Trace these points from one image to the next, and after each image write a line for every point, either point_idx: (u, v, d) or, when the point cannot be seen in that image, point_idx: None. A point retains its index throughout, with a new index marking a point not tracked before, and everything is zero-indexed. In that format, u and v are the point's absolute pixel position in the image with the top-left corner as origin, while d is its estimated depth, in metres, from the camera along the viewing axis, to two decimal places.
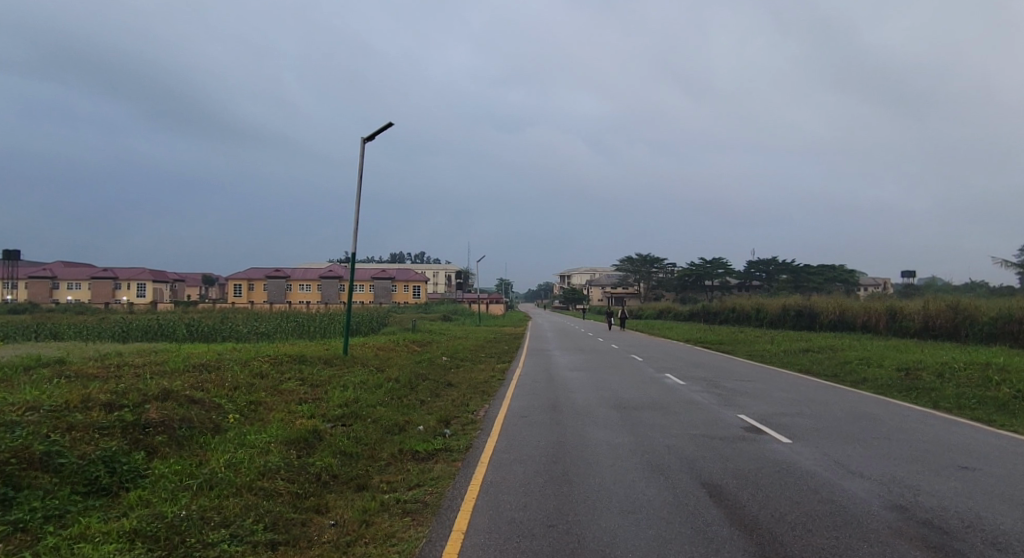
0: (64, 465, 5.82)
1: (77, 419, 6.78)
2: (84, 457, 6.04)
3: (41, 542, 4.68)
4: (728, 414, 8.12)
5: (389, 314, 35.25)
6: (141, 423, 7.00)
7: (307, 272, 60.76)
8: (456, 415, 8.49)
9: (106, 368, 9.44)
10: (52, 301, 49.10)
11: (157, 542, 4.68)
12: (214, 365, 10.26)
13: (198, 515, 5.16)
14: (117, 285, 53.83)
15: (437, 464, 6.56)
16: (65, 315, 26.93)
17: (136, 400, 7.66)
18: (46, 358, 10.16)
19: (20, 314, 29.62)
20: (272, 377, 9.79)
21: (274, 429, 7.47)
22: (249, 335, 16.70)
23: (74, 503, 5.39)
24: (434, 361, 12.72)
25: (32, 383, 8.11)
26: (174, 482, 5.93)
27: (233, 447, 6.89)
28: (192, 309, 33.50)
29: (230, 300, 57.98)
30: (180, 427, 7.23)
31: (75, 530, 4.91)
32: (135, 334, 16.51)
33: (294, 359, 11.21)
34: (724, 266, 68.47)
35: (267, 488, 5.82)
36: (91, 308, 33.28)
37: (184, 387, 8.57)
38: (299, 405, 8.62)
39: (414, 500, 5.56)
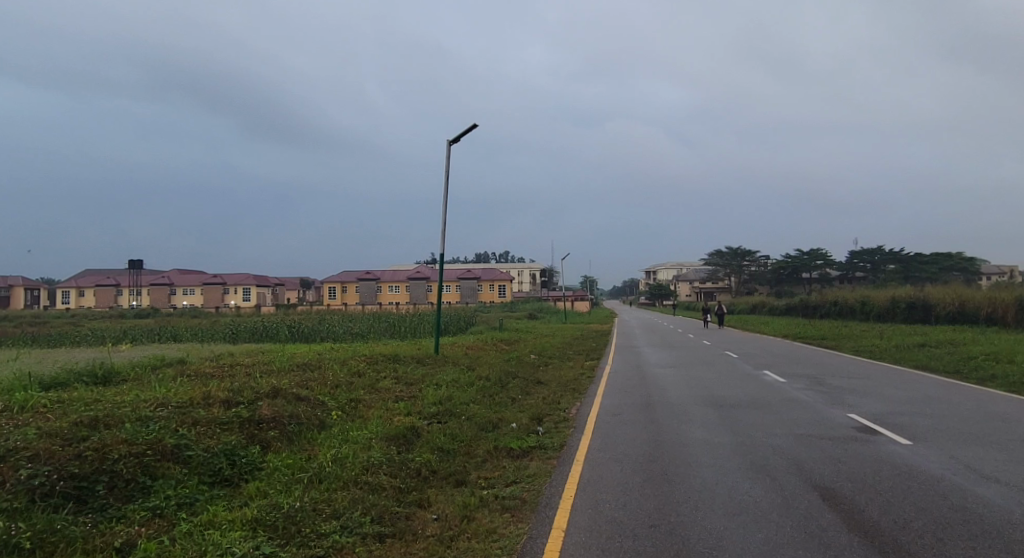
0: (192, 457, 6.32)
1: (201, 414, 7.35)
2: (208, 450, 6.53)
3: (176, 527, 5.12)
4: (837, 414, 7.67)
5: (477, 314, 35.85)
6: (255, 419, 7.48)
7: (396, 274, 63.04)
8: (549, 413, 8.52)
9: (220, 368, 10.16)
10: (170, 307, 53.64)
11: (276, 531, 5.00)
12: (316, 364, 10.82)
13: (311, 507, 5.46)
14: (225, 291, 57.79)
15: (533, 461, 6.62)
16: (187, 319, 29.20)
17: (249, 397, 8.20)
18: (169, 359, 11.07)
19: (153, 317, 32.74)
20: (369, 376, 10.20)
21: (375, 426, 7.79)
22: (345, 335, 17.49)
23: (201, 492, 5.84)
24: (522, 359, 12.83)
25: (159, 381, 8.87)
26: (287, 475, 6.31)
27: (338, 442, 7.24)
28: (297, 312, 35.45)
29: (325, 302, 60.97)
30: (289, 423, 7.68)
31: (204, 517, 5.32)
32: (243, 335, 17.68)
33: (388, 358, 11.62)
34: (823, 257, 64.89)
35: (371, 482, 6.08)
36: (209, 314, 35.71)
37: (290, 385, 9.09)
38: (396, 402, 8.93)
39: (513, 496, 5.64)
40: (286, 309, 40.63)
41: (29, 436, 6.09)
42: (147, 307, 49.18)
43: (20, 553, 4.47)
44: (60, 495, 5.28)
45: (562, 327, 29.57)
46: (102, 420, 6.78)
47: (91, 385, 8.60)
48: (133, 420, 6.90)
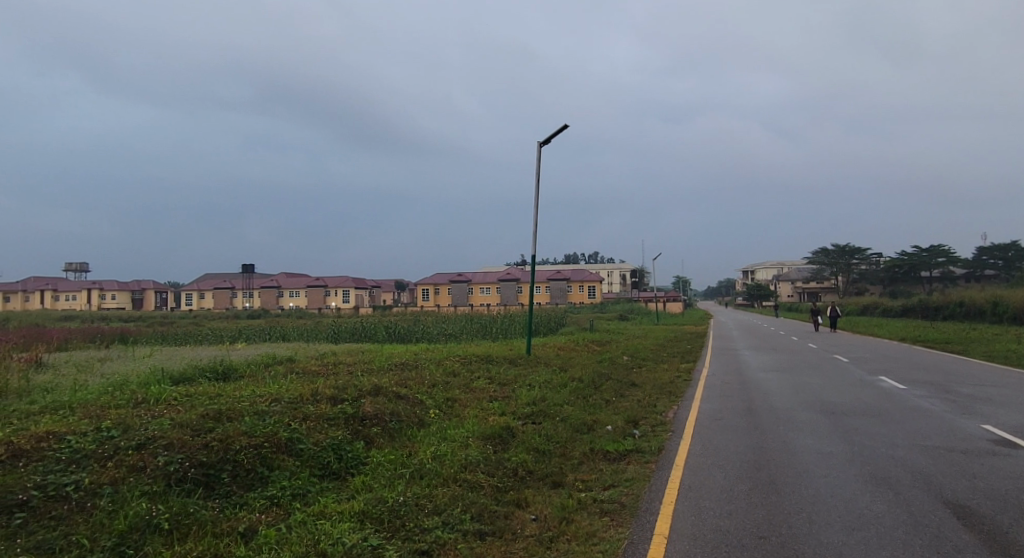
0: (303, 450, 6.70)
1: (311, 410, 7.78)
2: (318, 444, 6.89)
3: (292, 516, 5.45)
4: (968, 424, 7.02)
5: (569, 315, 35.80)
6: (359, 415, 7.82)
7: (486, 276, 64.22)
8: (644, 416, 8.36)
9: (325, 366, 10.72)
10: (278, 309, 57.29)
11: (382, 524, 5.21)
12: (413, 364, 11.17)
13: (413, 502, 5.64)
14: (328, 293, 60.90)
15: (630, 465, 6.51)
16: (296, 320, 31.10)
17: (353, 395, 8.59)
18: (279, 357, 11.82)
19: (268, 318, 35.26)
20: (463, 376, 10.41)
21: (472, 425, 7.95)
22: (439, 336, 17.95)
23: (312, 484, 6.18)
24: (615, 361, 12.65)
25: (271, 378, 9.47)
26: (391, 471, 6.55)
27: (437, 440, 7.44)
28: (397, 312, 36.89)
29: (419, 304, 62.97)
30: (390, 420, 7.95)
31: (316, 507, 5.63)
32: (345, 335, 18.58)
33: (482, 358, 11.82)
34: (944, 254, 59.73)
35: (470, 480, 6.19)
36: (317, 315, 37.75)
37: (390, 383, 9.44)
38: (490, 402, 9.06)
39: (611, 500, 5.56)
40: (386, 310, 42.57)
41: (164, 427, 6.68)
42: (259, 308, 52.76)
43: (160, 532, 4.92)
44: (191, 481, 5.76)
45: (655, 329, 28.94)
46: (225, 413, 7.32)
47: (213, 381, 9.32)
48: (251, 413, 7.41)
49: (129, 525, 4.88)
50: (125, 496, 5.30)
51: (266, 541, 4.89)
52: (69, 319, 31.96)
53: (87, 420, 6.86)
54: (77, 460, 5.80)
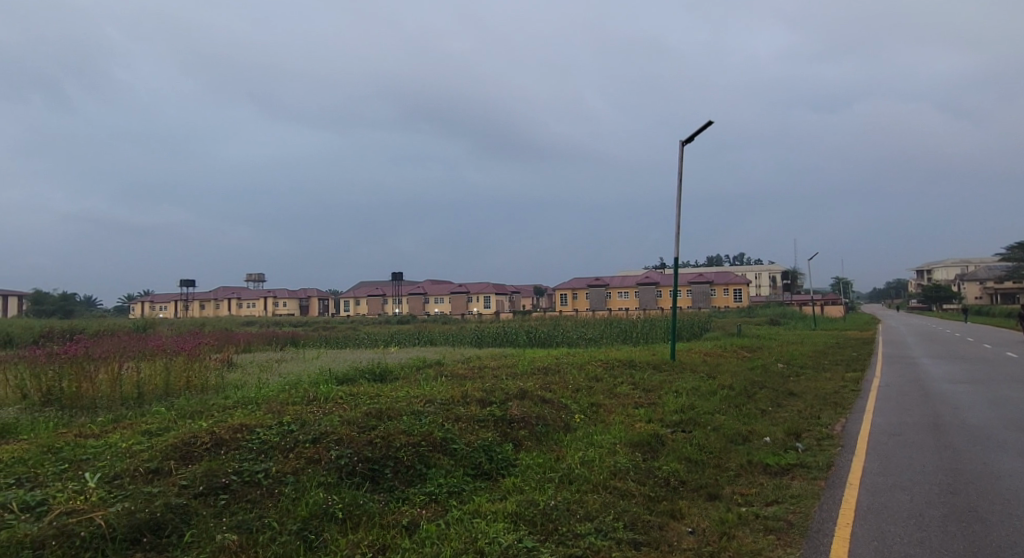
0: (457, 450, 6.97)
1: (462, 411, 8.08)
2: (470, 444, 7.13)
3: (449, 513, 5.69)
4: None
5: (715, 320, 34.24)
6: (508, 418, 7.98)
7: (624, 280, 63.37)
8: (808, 428, 7.73)
9: (472, 370, 11.10)
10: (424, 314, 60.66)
11: (536, 527, 5.27)
12: (555, 368, 11.24)
13: (565, 506, 5.66)
14: (469, 299, 63.16)
15: (795, 481, 6.03)
16: (442, 325, 32.64)
17: (501, 397, 8.81)
18: (429, 360, 12.43)
19: (420, 322, 37.59)
20: (606, 381, 10.29)
21: (618, 431, 7.82)
22: (579, 340, 17.94)
23: (466, 483, 6.42)
24: (769, 368, 11.85)
25: (423, 380, 9.97)
26: (540, 474, 6.62)
27: (584, 446, 7.40)
28: (538, 317, 37.39)
29: (557, 308, 63.54)
30: (537, 424, 8.04)
31: (471, 506, 5.83)
32: (488, 340, 19.17)
33: (625, 363, 11.61)
34: None
35: (621, 488, 6.08)
36: (463, 320, 39.33)
37: (535, 387, 9.56)
38: (636, 409, 8.86)
39: (776, 517, 5.19)
40: (525, 316, 43.64)
41: (334, 423, 7.29)
42: (410, 314, 56.14)
43: (336, 520, 5.37)
44: (360, 475, 6.22)
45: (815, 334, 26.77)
46: (385, 412, 7.81)
47: (372, 382, 10.03)
48: (408, 413, 7.84)
49: (310, 512, 5.36)
50: (305, 485, 5.85)
51: (428, 536, 5.15)
52: (253, 324, 36.04)
53: (271, 415, 7.66)
54: (265, 450, 6.50)
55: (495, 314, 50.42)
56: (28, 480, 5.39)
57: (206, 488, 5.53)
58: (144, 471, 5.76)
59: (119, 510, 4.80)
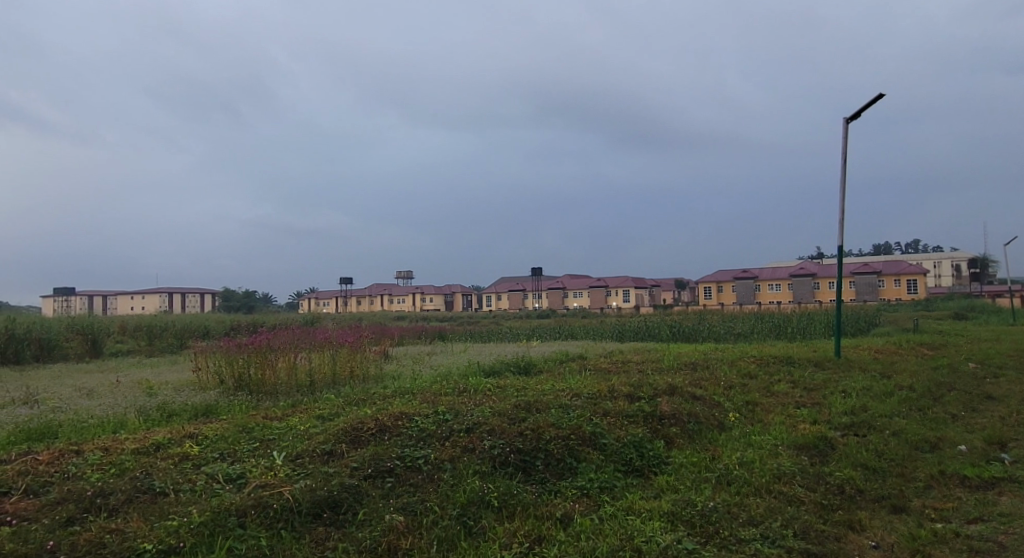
0: (607, 445, 6.86)
1: (610, 406, 7.96)
2: (619, 440, 7.00)
3: (602, 508, 5.63)
4: None
5: (886, 314, 30.96)
6: (657, 414, 7.73)
7: (775, 271, 59.34)
8: (1014, 438, 6.70)
9: (615, 364, 10.94)
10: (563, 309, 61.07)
11: (695, 528, 5.04)
12: (703, 364, 10.75)
13: (725, 509, 5.36)
14: (608, 293, 62.49)
15: (1003, 498, 5.25)
16: (583, 319, 32.62)
17: (649, 393, 8.57)
18: (572, 354, 12.44)
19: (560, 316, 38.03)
20: (762, 378, 9.65)
21: (779, 432, 7.28)
22: (728, 335, 17.07)
23: (618, 479, 6.31)
24: (958, 368, 10.45)
25: (568, 374, 9.97)
26: (695, 473, 6.34)
27: (742, 446, 6.98)
28: (683, 311, 36.01)
29: (700, 303, 61.01)
30: (689, 421, 7.71)
31: (625, 503, 5.71)
32: (630, 334, 18.84)
33: (781, 360, 10.82)
34: None
35: (787, 493, 5.64)
36: (605, 315, 38.95)
37: (685, 383, 9.19)
38: (798, 409, 8.20)
39: (983, 538, 4.54)
40: (667, 309, 42.45)
41: (486, 413, 7.50)
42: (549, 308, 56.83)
43: (492, 508, 5.51)
44: (512, 465, 6.35)
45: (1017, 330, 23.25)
46: (534, 405, 7.91)
47: (517, 374, 10.22)
48: (556, 406, 7.88)
49: (468, 498, 5.55)
50: (462, 472, 6.07)
51: (583, 530, 5.12)
52: (404, 318, 38.56)
53: (426, 404, 8.06)
54: (424, 437, 6.85)
55: (639, 308, 49.35)
56: (229, 455, 6.11)
57: (374, 471, 5.93)
58: (320, 452, 6.32)
59: (303, 486, 5.28)
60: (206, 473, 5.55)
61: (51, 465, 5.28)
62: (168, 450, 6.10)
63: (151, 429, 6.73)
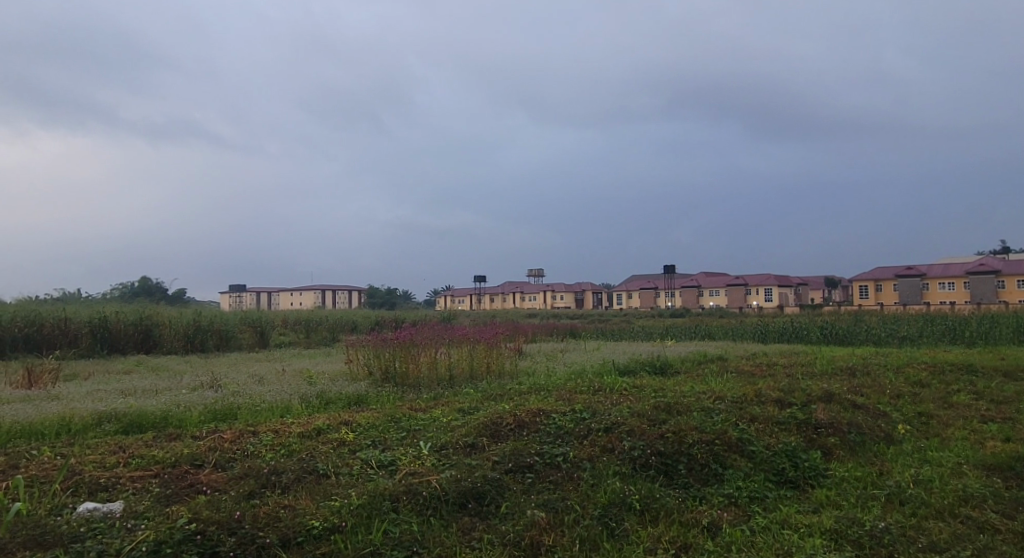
0: (756, 452, 6.44)
1: (758, 412, 7.47)
2: (770, 447, 6.54)
3: (754, 519, 5.28)
4: None
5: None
6: (812, 423, 7.13)
7: (947, 268, 52.90)
8: None
9: (760, 367, 10.28)
10: (699, 307, 58.70)
11: (863, 549, 4.58)
12: (863, 369, 9.79)
13: (899, 531, 4.80)
14: (749, 291, 59.17)
15: None
16: (721, 318, 31.20)
17: (802, 399, 7.94)
18: (711, 355, 11.87)
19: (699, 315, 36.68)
20: (936, 388, 8.60)
21: (963, 449, 6.43)
22: (891, 339, 15.45)
23: (769, 490, 5.89)
24: None
25: (709, 376, 9.54)
26: (860, 489, 5.77)
27: (916, 463, 6.24)
28: (838, 311, 33.16)
29: (857, 302, 55.92)
30: (850, 432, 7.03)
31: (779, 515, 5.32)
32: (774, 336, 17.67)
33: (960, 368, 9.58)
34: None
35: (977, 519, 4.95)
36: (746, 315, 36.81)
37: (842, 390, 8.41)
38: (984, 424, 7.20)
39: None
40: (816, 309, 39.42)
41: (625, 414, 7.33)
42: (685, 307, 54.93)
43: (634, 511, 5.37)
44: (654, 468, 6.14)
45: None
46: (674, 407, 7.62)
47: (654, 374, 9.93)
48: (699, 409, 7.54)
49: (609, 499, 5.45)
50: (602, 473, 5.98)
51: (733, 541, 4.83)
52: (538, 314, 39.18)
53: (563, 402, 8.06)
54: (563, 435, 6.83)
55: (783, 308, 46.16)
56: (380, 443, 6.49)
57: (515, 465, 6.01)
58: (463, 444, 6.52)
59: (449, 476, 5.47)
60: (362, 458, 5.93)
61: (233, 443, 5.90)
62: (328, 435, 6.60)
63: (312, 415, 7.32)
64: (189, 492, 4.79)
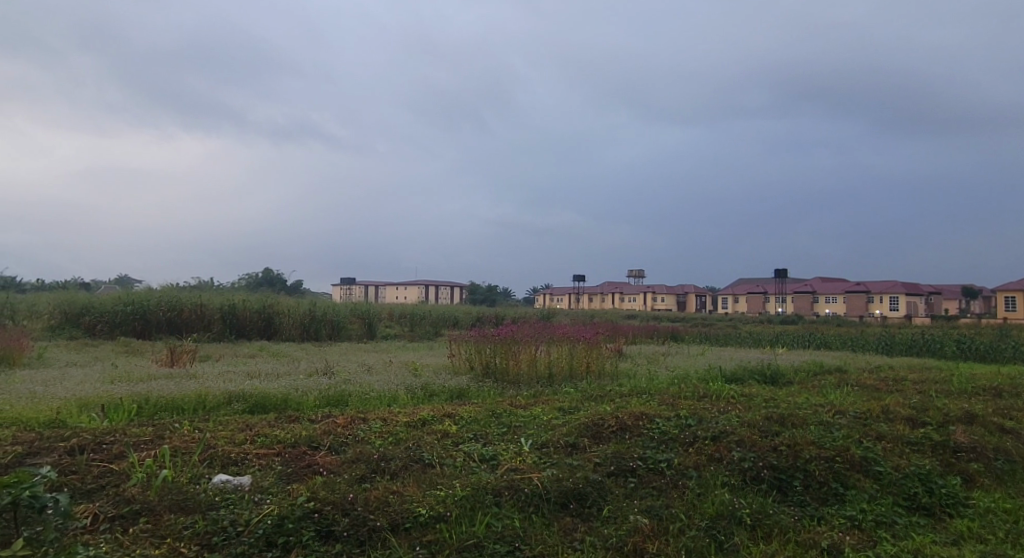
0: (883, 474, 5.92)
1: (885, 429, 6.87)
2: (899, 469, 5.99)
3: (881, 546, 4.85)
4: None
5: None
6: (950, 445, 6.46)
7: None
8: None
9: (886, 381, 9.47)
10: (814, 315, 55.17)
11: None
12: (1011, 390, 8.76)
13: None
14: (871, 299, 54.87)
15: None
16: (840, 327, 29.15)
17: (938, 419, 7.21)
18: (828, 365, 11.09)
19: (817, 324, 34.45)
20: None
21: None
22: None
23: (899, 515, 5.38)
24: None
25: (826, 387, 8.90)
26: (1009, 524, 5.14)
27: None
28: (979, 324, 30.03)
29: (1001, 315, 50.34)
30: (997, 458, 6.30)
31: (911, 544, 4.85)
32: (901, 348, 16.24)
33: None
34: None
35: None
36: (868, 324, 34.10)
37: (986, 412, 7.57)
38: None
39: None
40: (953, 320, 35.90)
41: (734, 423, 6.98)
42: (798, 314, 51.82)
43: (744, 526, 5.08)
44: (766, 482, 5.80)
45: None
46: (789, 419, 7.16)
47: (764, 384, 9.40)
48: (817, 422, 7.04)
49: (717, 511, 5.19)
50: (709, 483, 5.72)
51: None
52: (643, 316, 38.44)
53: (666, 407, 7.81)
54: (666, 440, 6.60)
55: (913, 318, 42.36)
56: (482, 437, 6.57)
57: (617, 468, 5.88)
58: (564, 444, 6.46)
59: (550, 475, 5.44)
60: (465, 451, 6.03)
61: (346, 429, 6.18)
62: (432, 426, 6.77)
63: (417, 405, 7.55)
64: (308, 472, 5.06)
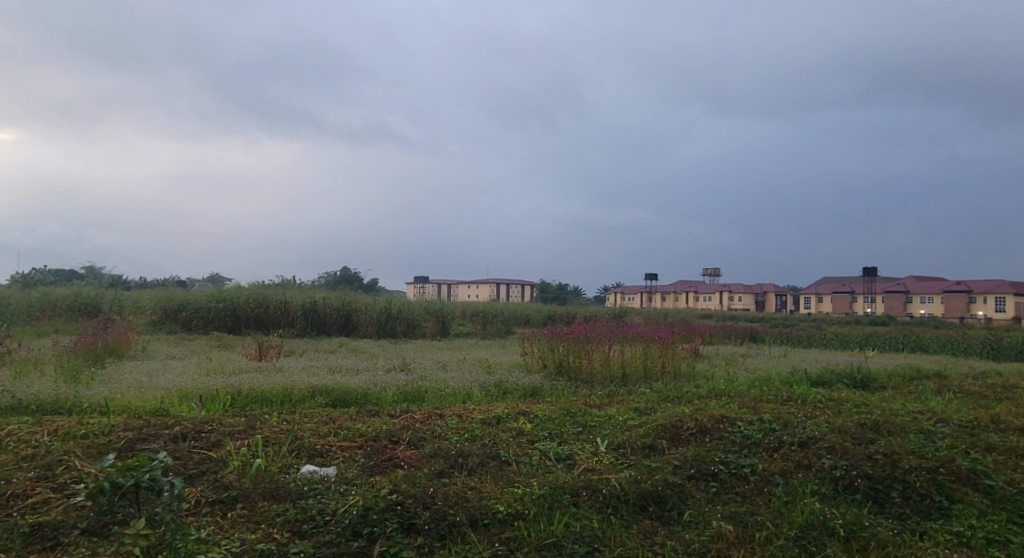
0: (994, 488, 5.45)
1: (995, 440, 6.33)
2: (1013, 484, 5.50)
3: None
4: None
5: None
6: None
7: None
8: None
9: (994, 388, 8.74)
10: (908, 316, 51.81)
11: None
12: None
13: None
14: (974, 299, 50.94)
15: None
16: (940, 330, 27.17)
17: None
18: (926, 370, 10.35)
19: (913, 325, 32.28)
20: None
21: None
22: None
23: (1014, 534, 4.94)
24: None
25: (924, 393, 8.32)
26: None
27: None
28: None
29: None
30: None
31: None
32: (1010, 353, 14.97)
33: None
34: None
35: None
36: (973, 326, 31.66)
37: None
38: None
39: None
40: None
41: (823, 429, 6.62)
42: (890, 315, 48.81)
43: (837, 537, 4.80)
44: (861, 492, 5.46)
45: None
46: (884, 426, 6.72)
47: (854, 388, 8.88)
48: (916, 431, 6.58)
49: (807, 521, 4.93)
50: (797, 490, 5.44)
51: None
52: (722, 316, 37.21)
53: (748, 410, 7.51)
54: (749, 445, 6.34)
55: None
56: (557, 436, 6.52)
57: (698, 472, 5.69)
58: (642, 445, 6.32)
59: (628, 476, 5.33)
60: (541, 449, 6.00)
61: (424, 424, 6.28)
62: (507, 424, 6.78)
63: (492, 403, 7.59)
64: (389, 465, 5.18)
